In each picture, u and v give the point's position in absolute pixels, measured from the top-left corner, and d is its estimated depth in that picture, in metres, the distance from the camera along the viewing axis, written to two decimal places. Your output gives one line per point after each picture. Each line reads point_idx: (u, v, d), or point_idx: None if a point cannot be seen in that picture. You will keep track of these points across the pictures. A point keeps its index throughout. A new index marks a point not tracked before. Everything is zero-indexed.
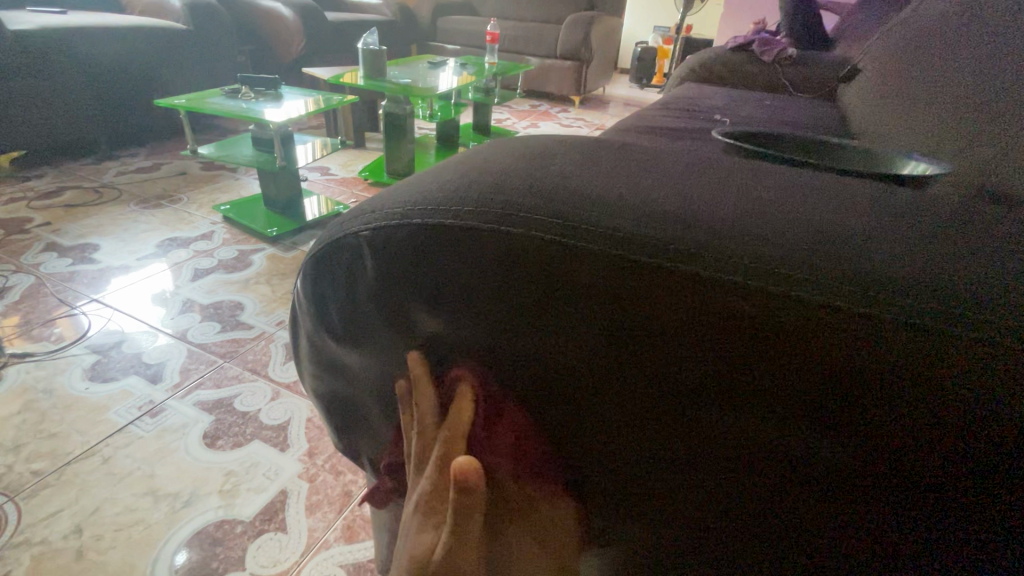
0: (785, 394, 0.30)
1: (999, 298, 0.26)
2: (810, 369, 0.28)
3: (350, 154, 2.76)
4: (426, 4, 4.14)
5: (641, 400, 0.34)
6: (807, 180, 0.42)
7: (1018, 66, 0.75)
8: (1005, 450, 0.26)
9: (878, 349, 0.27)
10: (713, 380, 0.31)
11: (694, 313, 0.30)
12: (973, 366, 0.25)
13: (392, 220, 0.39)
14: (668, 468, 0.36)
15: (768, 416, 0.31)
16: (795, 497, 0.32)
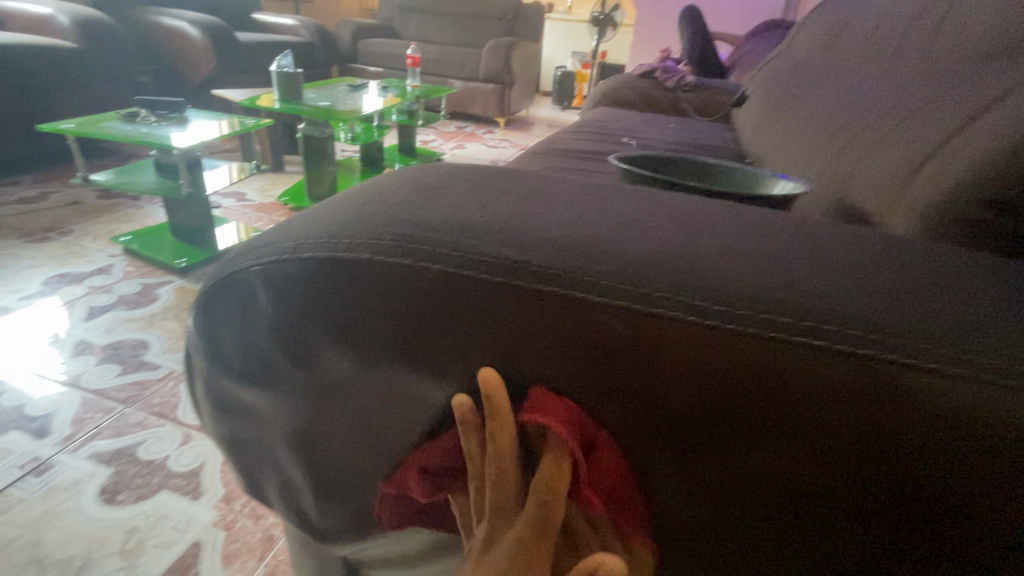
0: (832, 440, 0.32)
1: (919, 323, 0.31)
2: (808, 403, 0.31)
3: (267, 178, 2.65)
4: (345, 27, 4.10)
5: (665, 445, 0.36)
6: (679, 203, 0.47)
7: (864, 96, 0.87)
8: (985, 450, 0.29)
9: (853, 379, 0.30)
10: (725, 421, 0.33)
11: (748, 370, 0.32)
12: (929, 383, 0.29)
13: (282, 255, 0.39)
14: (705, 508, 0.37)
15: (815, 464, 0.33)
16: (829, 523, 0.34)
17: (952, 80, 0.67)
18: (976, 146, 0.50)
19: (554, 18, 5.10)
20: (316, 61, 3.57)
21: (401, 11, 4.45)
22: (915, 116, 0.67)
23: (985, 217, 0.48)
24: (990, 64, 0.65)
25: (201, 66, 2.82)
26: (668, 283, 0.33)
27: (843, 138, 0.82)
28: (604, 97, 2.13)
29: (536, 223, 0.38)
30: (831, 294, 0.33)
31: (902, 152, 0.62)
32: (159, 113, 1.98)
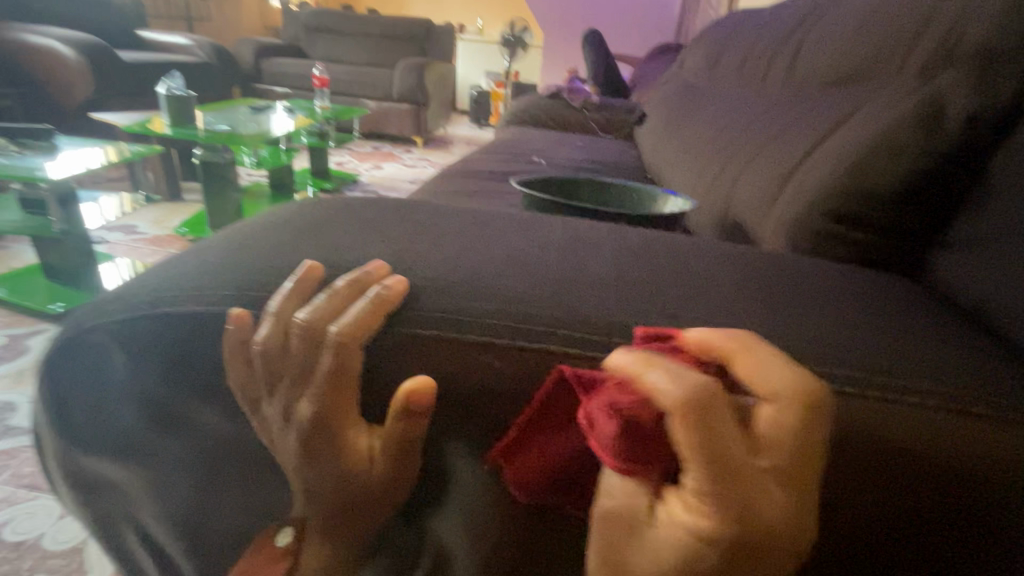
0: (883, 493, 0.32)
1: (860, 355, 0.34)
2: (819, 444, 0.32)
3: (161, 208, 2.42)
4: (246, 47, 3.91)
5: None
6: (569, 229, 0.48)
7: (740, 116, 0.95)
8: (979, 458, 0.31)
9: (845, 416, 0.32)
10: None
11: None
12: (901, 406, 0.32)
13: (140, 313, 0.36)
14: None
15: (873, 517, 0.33)
16: (873, 555, 0.34)
17: (810, 101, 0.75)
18: (828, 166, 0.56)
19: (465, 39, 5.17)
20: (214, 82, 3.36)
21: (306, 31, 4.31)
22: (779, 135, 0.74)
23: (841, 231, 0.52)
24: (834, 87, 0.73)
25: (76, 88, 2.54)
26: (544, 316, 0.34)
27: (727, 154, 0.88)
28: (516, 116, 2.17)
29: (415, 262, 0.38)
30: (708, 319, 0.35)
31: (773, 169, 0.68)
32: (23, 142, 1.75)
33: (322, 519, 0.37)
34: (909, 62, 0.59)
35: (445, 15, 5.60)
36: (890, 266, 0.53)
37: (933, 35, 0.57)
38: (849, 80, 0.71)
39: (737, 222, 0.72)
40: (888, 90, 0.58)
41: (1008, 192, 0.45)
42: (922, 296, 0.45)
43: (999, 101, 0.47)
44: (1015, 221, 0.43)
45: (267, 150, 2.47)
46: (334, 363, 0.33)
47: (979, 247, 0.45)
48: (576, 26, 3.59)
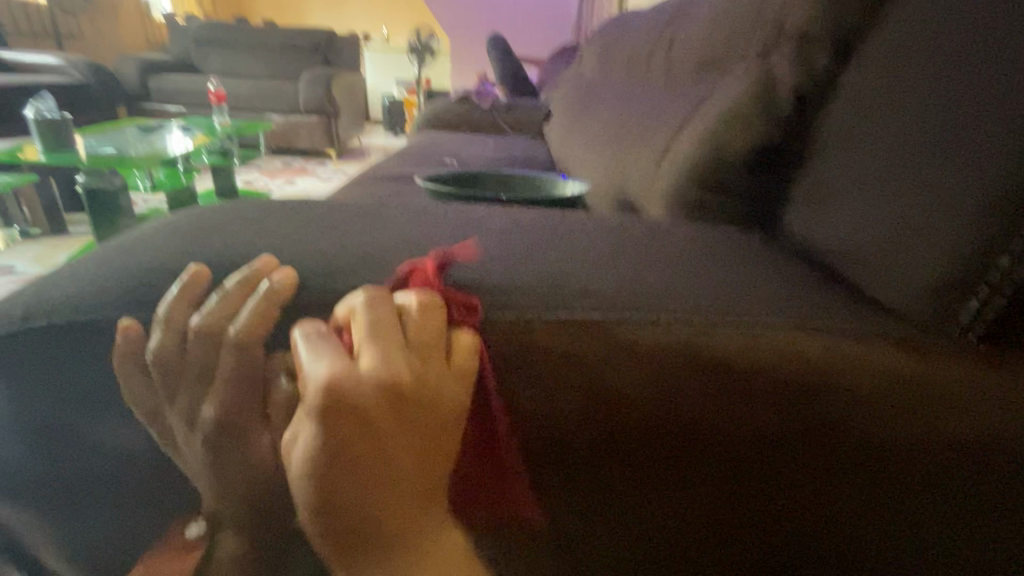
0: (738, 409, 0.38)
1: (758, 295, 0.40)
2: (779, 376, 0.37)
3: (43, 244, 2.18)
4: (129, 63, 3.62)
5: (704, 444, 0.39)
6: (465, 214, 0.51)
7: (626, 107, 1.03)
8: (902, 350, 0.38)
9: (787, 350, 0.37)
10: (735, 408, 0.38)
11: (655, 362, 0.37)
12: (822, 334, 0.38)
13: (11, 329, 0.35)
14: (775, 486, 0.40)
15: (750, 429, 0.38)
16: (877, 458, 0.39)
17: (681, 87, 0.83)
18: (694, 143, 0.63)
19: (371, 48, 5.08)
20: (95, 102, 3.08)
21: (197, 45, 4.06)
22: (656, 120, 0.82)
23: (713, 200, 0.60)
24: (698, 74, 0.82)
25: None
26: (432, 287, 0.36)
27: (618, 141, 0.96)
28: (427, 121, 2.17)
29: (308, 254, 0.39)
30: (588, 279, 0.40)
31: (653, 150, 0.75)
32: None
33: (242, 514, 0.37)
34: (751, 48, 0.68)
35: (347, 24, 5.48)
36: (751, 224, 0.61)
37: (767, 23, 0.66)
38: (710, 67, 0.79)
39: (629, 201, 0.79)
40: (737, 73, 0.67)
41: (827, 154, 0.54)
42: (772, 246, 0.52)
43: (813, 79, 0.57)
44: (833, 176, 0.52)
45: (162, 172, 2.31)
46: (236, 361, 0.33)
47: (810, 201, 0.54)
48: (480, 31, 3.65)
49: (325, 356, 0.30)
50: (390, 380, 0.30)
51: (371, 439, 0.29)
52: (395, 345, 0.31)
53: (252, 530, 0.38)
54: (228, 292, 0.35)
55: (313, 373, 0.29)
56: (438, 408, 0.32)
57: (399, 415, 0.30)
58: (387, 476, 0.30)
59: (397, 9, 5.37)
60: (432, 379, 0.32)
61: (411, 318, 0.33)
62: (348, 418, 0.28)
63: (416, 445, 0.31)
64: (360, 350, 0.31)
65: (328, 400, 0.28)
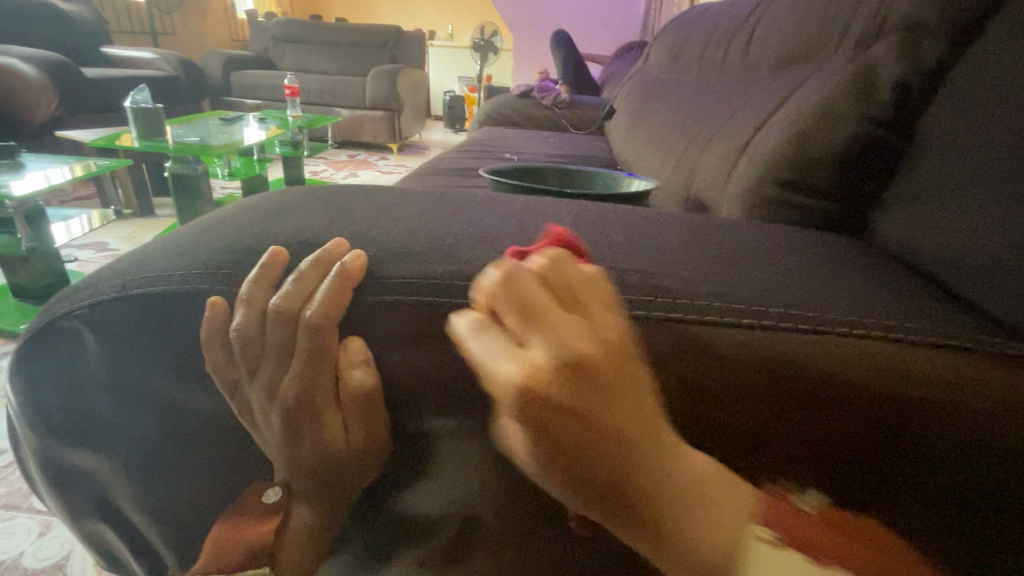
0: (809, 422, 0.35)
1: (827, 298, 0.37)
2: (861, 383, 0.34)
3: (132, 224, 2.37)
4: (214, 59, 3.87)
5: (789, 450, 0.36)
6: (532, 206, 0.50)
7: (699, 103, 0.99)
8: (999, 356, 0.33)
9: (864, 356, 0.34)
10: (818, 416, 0.35)
11: (719, 364, 0.35)
12: (906, 343, 0.34)
13: (108, 295, 0.37)
14: (892, 506, 0.36)
15: (850, 437, 0.35)
16: (1011, 479, 0.33)
17: (760, 84, 0.79)
18: (776, 141, 0.59)
19: (435, 44, 5.18)
20: (183, 95, 3.31)
21: (275, 42, 4.27)
22: (733, 118, 0.78)
23: (791, 198, 0.56)
24: (781, 68, 0.78)
25: (39, 108, 2.44)
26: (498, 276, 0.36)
27: (686, 139, 0.92)
28: (488, 116, 2.19)
29: (377, 238, 0.39)
30: (657, 275, 0.38)
31: (728, 148, 0.71)
32: None
33: (312, 485, 0.39)
34: (847, 41, 0.63)
35: (414, 22, 5.62)
36: (836, 227, 0.57)
37: (867, 13, 0.61)
38: (797, 61, 0.74)
39: (699, 201, 0.75)
40: (829, 66, 0.63)
41: (935, 151, 0.49)
42: (859, 249, 0.48)
43: (920, 71, 0.52)
44: (940, 178, 0.47)
45: (239, 161, 2.45)
46: (312, 341, 0.35)
47: (911, 203, 0.49)
48: (545, 27, 3.63)
49: (500, 353, 0.29)
50: (574, 347, 0.29)
51: (584, 417, 0.29)
52: (559, 314, 0.30)
53: (320, 499, 0.40)
54: (307, 270, 0.36)
55: (496, 371, 0.29)
56: (613, 345, 0.31)
57: (602, 362, 0.30)
58: (629, 439, 0.30)
59: (463, 7, 5.46)
60: (595, 321, 0.31)
61: (550, 276, 0.32)
62: (547, 411, 0.28)
63: (635, 395, 0.31)
64: (526, 338, 0.29)
65: (522, 395, 0.28)
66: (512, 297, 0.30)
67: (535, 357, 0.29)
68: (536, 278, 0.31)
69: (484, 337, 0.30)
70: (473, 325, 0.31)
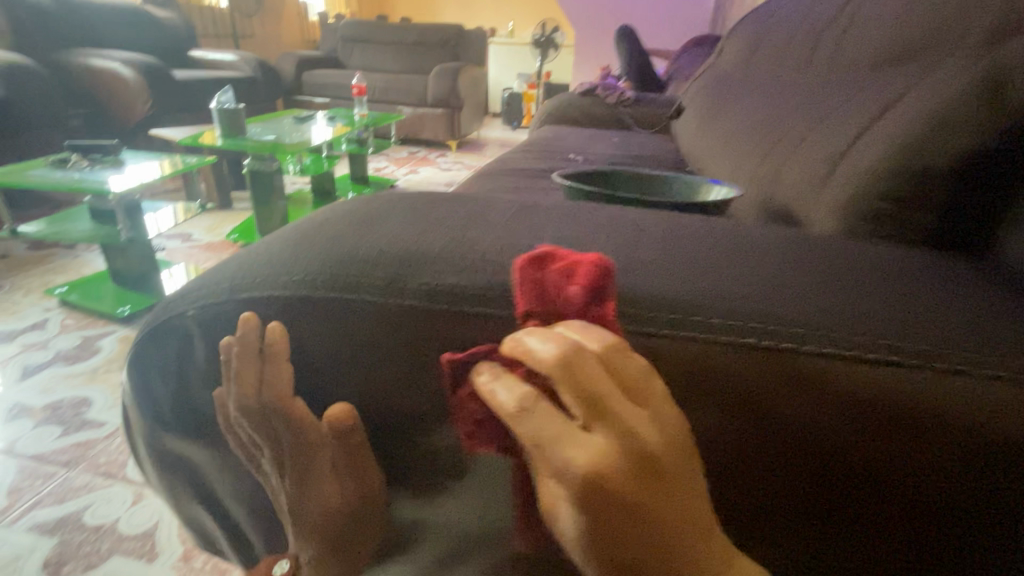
0: (886, 453, 0.35)
1: (926, 328, 0.35)
2: (940, 417, 0.33)
3: (214, 217, 2.54)
4: (288, 60, 4.06)
5: (860, 478, 0.36)
6: (615, 217, 0.49)
7: (783, 104, 0.93)
8: None
9: (953, 394, 0.33)
10: (894, 448, 0.35)
11: (741, 384, 0.35)
12: (1004, 378, 0.33)
13: (217, 298, 0.39)
14: (959, 532, 0.36)
15: (923, 466, 0.35)
16: None
17: (856, 86, 0.74)
18: (879, 152, 0.55)
19: (496, 41, 5.21)
20: (259, 95, 3.51)
21: (343, 41, 4.43)
22: (824, 122, 0.73)
23: (895, 211, 0.53)
24: (883, 69, 0.72)
25: (136, 107, 2.68)
26: (589, 294, 0.36)
27: (767, 143, 0.88)
28: (550, 115, 2.18)
29: (468, 248, 0.40)
30: (744, 296, 0.36)
31: (819, 156, 0.67)
32: (91, 157, 1.88)
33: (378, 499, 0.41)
34: (968, 40, 0.58)
35: (475, 20, 5.68)
36: (948, 245, 0.53)
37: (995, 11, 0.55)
38: (901, 61, 0.69)
39: (783, 210, 0.72)
40: (944, 68, 0.57)
41: None
42: (984, 269, 0.44)
43: None
44: None
45: (310, 158, 2.57)
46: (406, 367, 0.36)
47: None
48: (609, 23, 3.56)
49: (571, 442, 0.30)
50: (651, 451, 0.30)
51: (646, 508, 0.31)
52: (633, 412, 0.31)
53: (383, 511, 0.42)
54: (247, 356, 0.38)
55: (574, 463, 0.30)
56: (678, 444, 0.32)
57: (667, 460, 0.31)
58: (673, 529, 0.32)
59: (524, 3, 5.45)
60: (660, 416, 0.32)
61: (610, 367, 0.31)
62: (613, 501, 0.30)
63: (689, 490, 0.32)
64: (593, 428, 0.30)
65: (593, 491, 0.30)
66: (581, 396, 0.30)
67: (612, 458, 0.30)
68: (601, 368, 0.31)
69: (538, 426, 0.30)
70: (537, 407, 0.31)
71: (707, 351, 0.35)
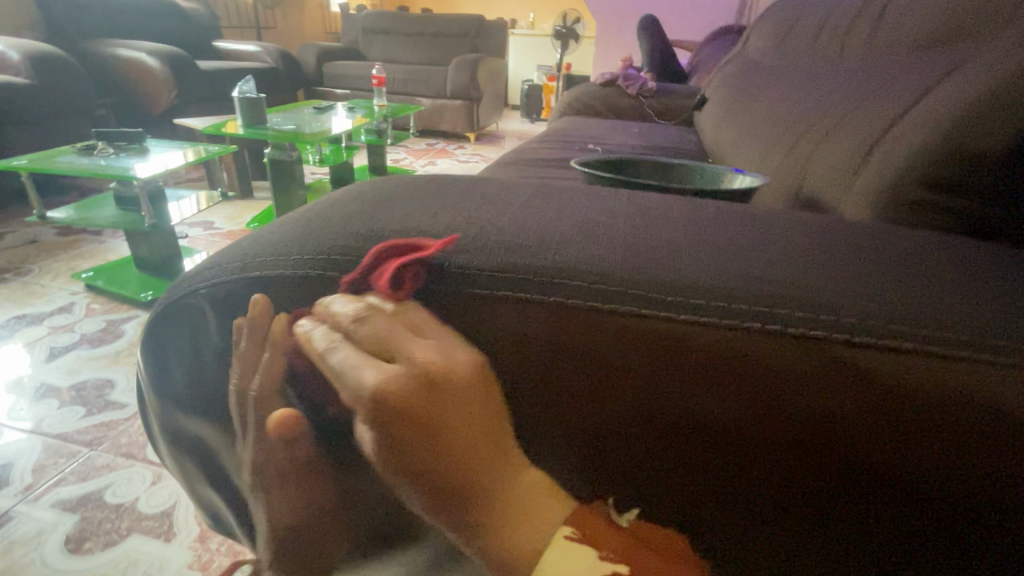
0: (913, 458, 0.31)
1: (980, 321, 0.31)
2: (982, 419, 0.29)
3: (235, 206, 2.57)
4: (309, 51, 4.09)
5: (878, 485, 0.32)
6: (637, 202, 0.48)
7: (814, 92, 0.90)
8: None
9: (1004, 395, 0.29)
10: (923, 452, 0.30)
11: (761, 370, 0.32)
12: None
13: (231, 276, 0.39)
14: (978, 555, 0.32)
15: (954, 476, 0.30)
16: None
17: (894, 70, 0.70)
18: (920, 137, 0.52)
19: (516, 33, 5.17)
20: (281, 85, 3.54)
21: (364, 33, 4.44)
22: (857, 109, 0.69)
23: (939, 200, 0.50)
24: (923, 54, 0.69)
25: (161, 96, 2.72)
26: (616, 277, 0.34)
27: (795, 132, 0.84)
28: (569, 106, 2.15)
29: (486, 230, 0.38)
30: (783, 282, 0.34)
31: (855, 142, 0.64)
32: (117, 145, 1.92)
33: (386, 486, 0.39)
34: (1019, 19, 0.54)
35: (495, 11, 5.64)
36: (994, 237, 0.50)
37: None
38: (943, 45, 0.65)
39: (813, 200, 0.69)
40: (992, 49, 0.54)
41: None
42: None
43: None
44: None
45: (329, 148, 2.58)
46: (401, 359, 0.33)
47: None
48: (631, 14, 3.50)
49: (363, 369, 0.32)
50: (432, 376, 0.33)
51: (430, 430, 0.34)
52: (413, 343, 0.33)
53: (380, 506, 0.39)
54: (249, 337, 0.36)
55: (353, 380, 0.32)
56: (466, 375, 0.34)
57: (451, 385, 0.34)
58: (466, 448, 0.36)
59: None
60: (451, 351, 0.34)
61: (397, 309, 0.34)
62: (400, 422, 0.33)
63: (478, 417, 0.36)
64: (383, 360, 0.33)
65: (378, 411, 0.32)
66: (363, 331, 0.33)
67: (393, 381, 0.32)
68: (387, 312, 0.34)
69: (336, 361, 0.33)
70: (332, 345, 0.33)
71: (728, 335, 0.32)
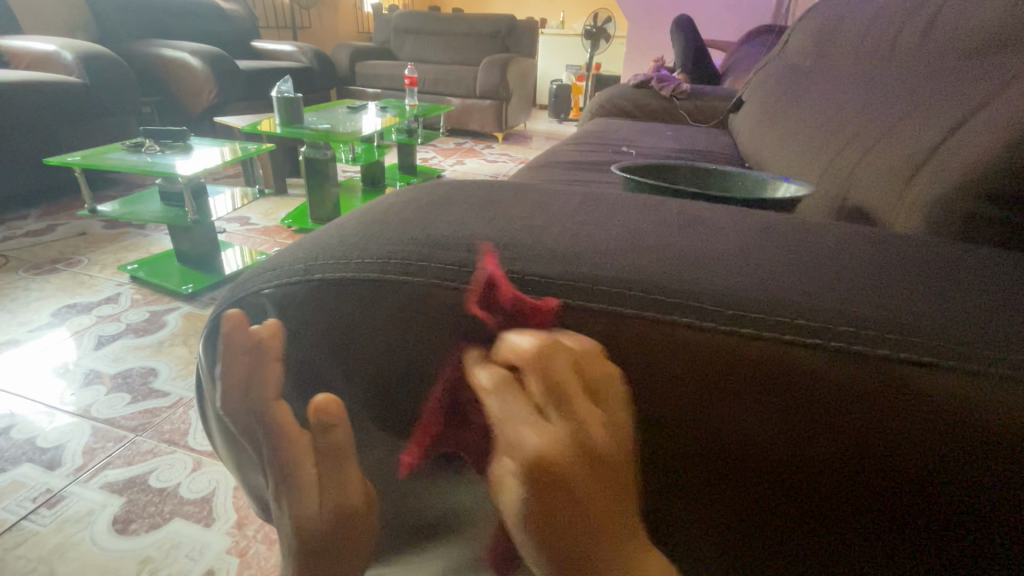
0: (949, 479, 0.30)
1: None
2: None
3: (270, 202, 2.65)
4: (343, 51, 4.16)
5: (908, 504, 0.32)
6: (683, 211, 0.48)
7: (859, 97, 0.88)
8: None
9: None
10: (962, 474, 0.30)
11: (805, 384, 0.31)
12: None
13: (291, 278, 0.40)
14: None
15: (989, 500, 0.30)
16: None
17: (950, 76, 0.68)
18: (979, 148, 0.50)
19: (547, 33, 5.16)
20: (315, 84, 3.61)
21: (396, 33, 4.50)
22: (907, 118, 0.68)
23: (995, 214, 0.48)
24: (978, 61, 0.67)
25: (203, 95, 2.81)
26: (668, 289, 0.34)
27: (839, 139, 0.83)
28: (601, 107, 2.14)
29: (538, 238, 0.39)
30: (843, 299, 0.33)
31: (907, 152, 0.62)
32: (162, 142, 1.99)
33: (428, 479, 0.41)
34: None
35: (526, 11, 5.64)
36: None
37: None
38: (1000, 52, 0.63)
39: (859, 209, 0.67)
40: None
41: None
42: None
43: None
44: None
45: (361, 147, 2.63)
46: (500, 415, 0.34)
47: None
48: (664, 14, 3.46)
49: (525, 422, 0.33)
50: (588, 437, 0.33)
51: (570, 487, 0.34)
52: (580, 401, 0.33)
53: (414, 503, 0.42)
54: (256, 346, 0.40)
55: (517, 433, 0.33)
56: (613, 434, 0.34)
57: (601, 447, 0.34)
58: (595, 505, 0.35)
59: None
60: (606, 412, 0.34)
61: (581, 365, 0.33)
62: (547, 476, 0.33)
63: (614, 476, 0.35)
64: (546, 412, 0.33)
65: (532, 463, 0.33)
66: (540, 384, 0.33)
67: (554, 435, 0.33)
68: (566, 366, 0.33)
69: (498, 405, 0.33)
70: (498, 389, 0.33)
71: (778, 351, 0.31)
